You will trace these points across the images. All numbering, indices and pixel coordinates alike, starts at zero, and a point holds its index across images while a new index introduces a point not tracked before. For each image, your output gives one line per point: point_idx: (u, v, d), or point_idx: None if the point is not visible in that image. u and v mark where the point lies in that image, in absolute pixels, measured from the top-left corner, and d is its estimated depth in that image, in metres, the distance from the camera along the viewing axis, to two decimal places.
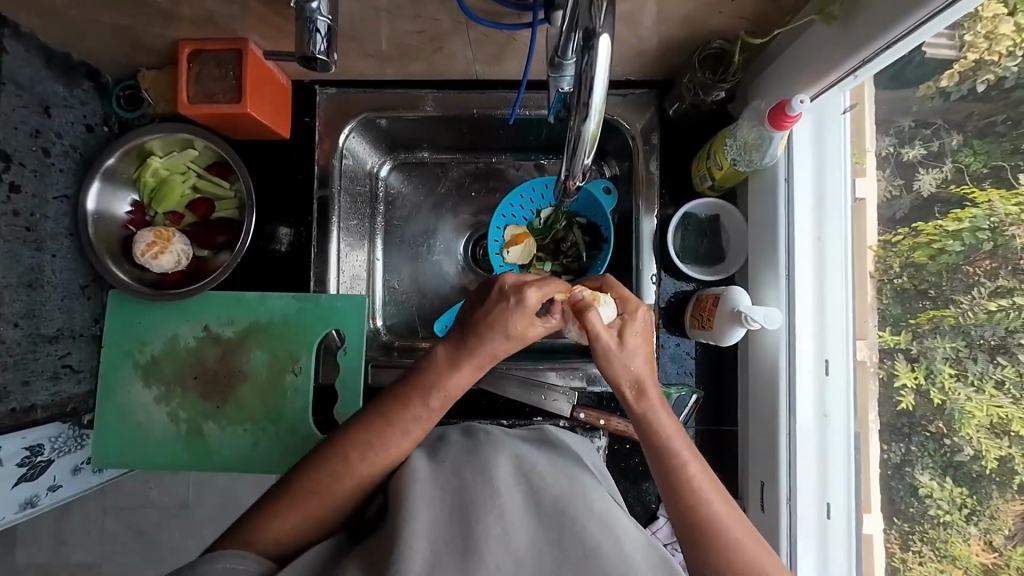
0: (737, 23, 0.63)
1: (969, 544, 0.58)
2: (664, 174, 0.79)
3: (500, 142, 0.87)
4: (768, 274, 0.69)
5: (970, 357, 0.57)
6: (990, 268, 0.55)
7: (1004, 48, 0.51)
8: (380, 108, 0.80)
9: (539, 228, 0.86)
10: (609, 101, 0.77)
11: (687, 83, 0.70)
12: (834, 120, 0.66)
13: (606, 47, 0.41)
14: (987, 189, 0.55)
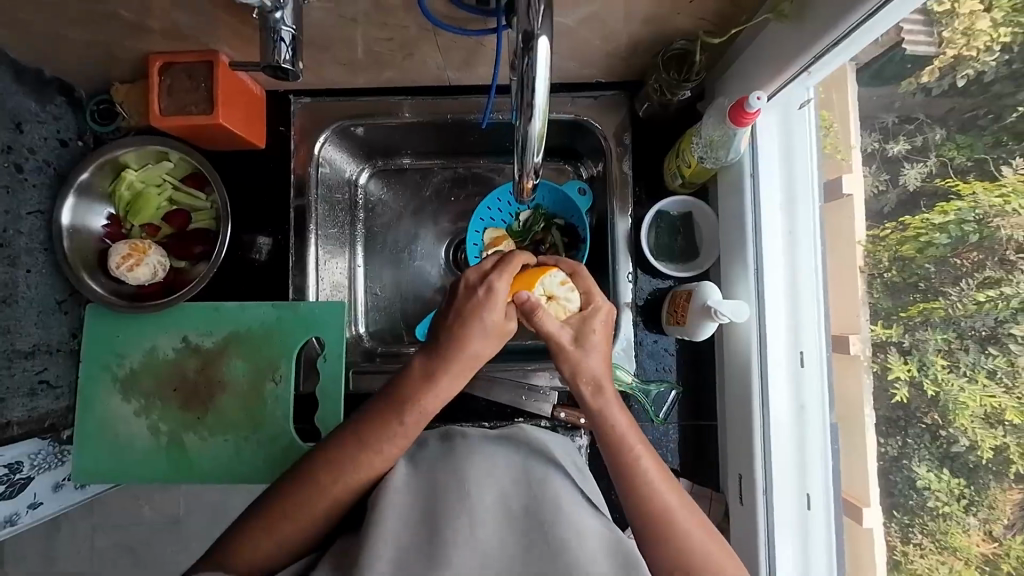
0: (697, 24, 0.64)
1: (969, 535, 0.55)
2: (638, 174, 0.80)
3: (476, 147, 0.88)
4: (738, 268, 0.71)
5: (962, 349, 0.55)
6: (977, 260, 0.53)
7: (982, 43, 0.50)
8: (355, 117, 0.80)
9: (517, 231, 0.86)
10: (581, 103, 0.78)
11: (655, 83, 0.72)
12: (803, 118, 0.66)
13: (545, 49, 0.42)
14: (970, 181, 0.54)
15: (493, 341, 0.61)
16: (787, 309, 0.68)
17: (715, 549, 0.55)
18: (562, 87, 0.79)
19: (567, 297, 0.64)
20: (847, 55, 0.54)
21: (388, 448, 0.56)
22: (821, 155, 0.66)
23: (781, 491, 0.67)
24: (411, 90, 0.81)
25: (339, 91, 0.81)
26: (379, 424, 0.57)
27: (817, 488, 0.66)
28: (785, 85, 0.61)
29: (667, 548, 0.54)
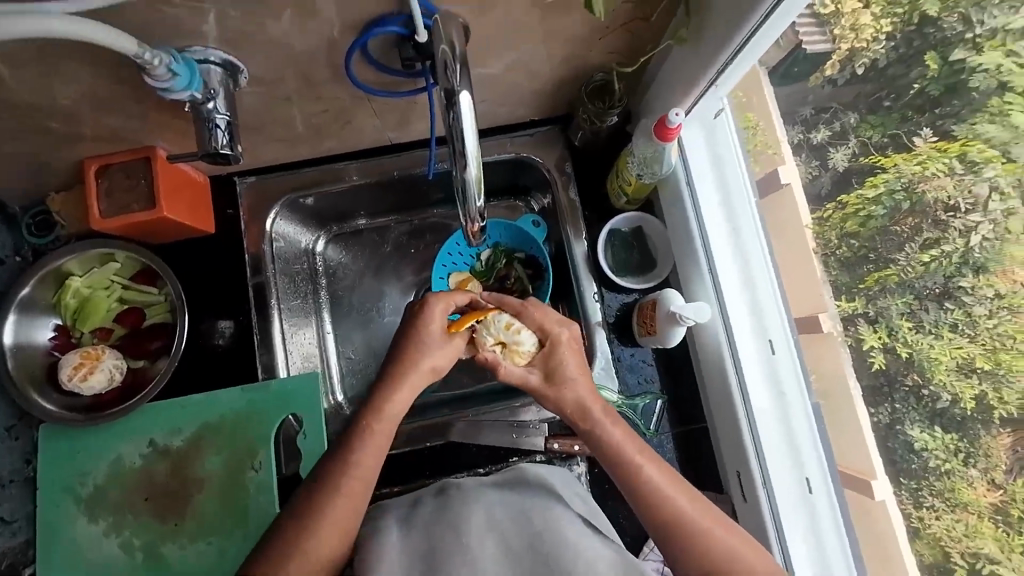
0: (608, 57, 0.69)
1: (974, 488, 0.54)
2: (585, 199, 0.84)
3: (425, 198, 0.90)
4: (692, 269, 0.74)
5: (922, 308, 0.58)
6: (914, 224, 0.57)
7: (868, 35, 0.58)
8: (304, 188, 0.82)
9: (481, 270, 0.89)
10: (519, 142, 0.83)
11: (582, 112, 0.76)
12: (739, 120, 0.73)
13: (468, 102, 0.46)
14: (891, 155, 0.59)
15: (445, 355, 0.63)
16: (748, 302, 0.72)
17: (735, 541, 0.54)
18: (499, 130, 0.83)
19: (515, 336, 0.65)
20: (748, 63, 0.60)
21: (347, 482, 0.54)
22: (756, 151, 0.72)
23: (781, 481, 0.68)
24: (358, 154, 0.83)
25: (285, 165, 0.82)
26: (335, 461, 0.55)
27: (814, 470, 0.68)
28: (699, 96, 0.66)
29: (688, 544, 0.54)
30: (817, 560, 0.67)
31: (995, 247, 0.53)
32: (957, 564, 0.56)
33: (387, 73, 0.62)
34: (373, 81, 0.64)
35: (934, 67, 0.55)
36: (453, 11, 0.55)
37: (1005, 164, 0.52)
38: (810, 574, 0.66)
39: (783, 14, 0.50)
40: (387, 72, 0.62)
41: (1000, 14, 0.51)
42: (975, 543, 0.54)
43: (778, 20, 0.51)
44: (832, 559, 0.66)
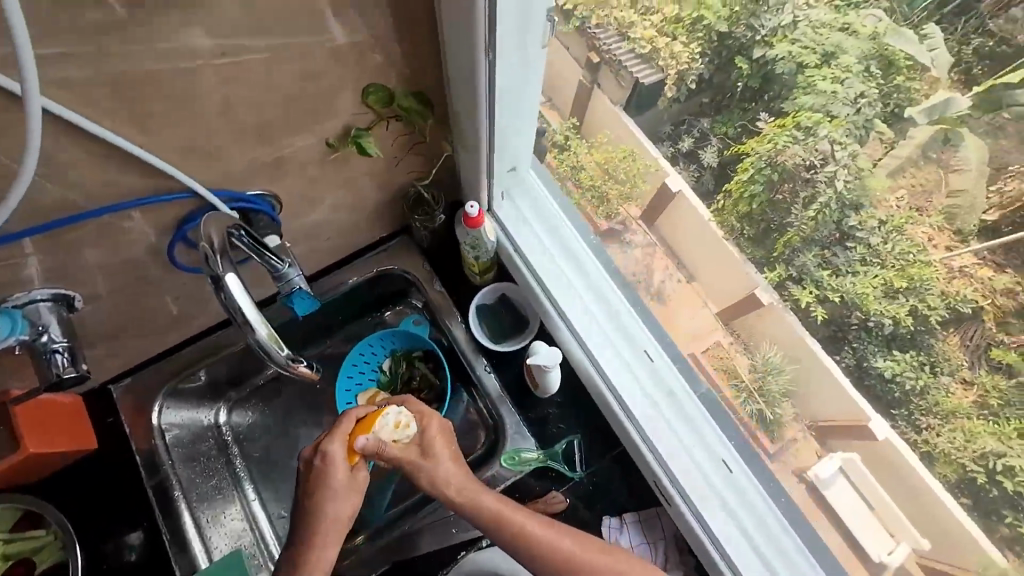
0: (410, 176, 0.78)
1: (949, 392, 0.57)
2: (450, 287, 0.93)
3: (321, 327, 0.95)
4: (547, 320, 0.85)
5: (832, 254, 0.62)
6: (790, 190, 0.62)
7: (686, 57, 0.63)
8: (188, 364, 0.83)
9: (388, 377, 0.95)
10: (379, 258, 0.93)
11: (417, 218, 0.84)
12: (614, 151, 0.77)
13: (234, 280, 0.56)
14: (746, 142, 0.63)
15: (352, 499, 0.65)
16: (615, 325, 0.82)
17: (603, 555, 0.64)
18: (358, 255, 0.93)
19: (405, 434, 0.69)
20: (528, 143, 0.74)
21: None
22: (643, 172, 0.75)
23: (699, 472, 0.76)
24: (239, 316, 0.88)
25: (163, 352, 0.84)
26: None
27: (724, 449, 0.77)
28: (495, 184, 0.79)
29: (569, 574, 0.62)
30: (760, 527, 0.74)
31: (857, 186, 0.58)
32: (974, 473, 0.58)
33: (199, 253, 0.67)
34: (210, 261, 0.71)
35: (745, 68, 0.60)
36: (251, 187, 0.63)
37: (831, 122, 0.57)
38: (744, 547, 0.73)
39: (524, 109, 0.65)
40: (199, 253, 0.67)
41: (772, 16, 0.56)
42: (977, 444, 0.57)
43: (517, 118, 0.66)
44: (768, 521, 0.75)
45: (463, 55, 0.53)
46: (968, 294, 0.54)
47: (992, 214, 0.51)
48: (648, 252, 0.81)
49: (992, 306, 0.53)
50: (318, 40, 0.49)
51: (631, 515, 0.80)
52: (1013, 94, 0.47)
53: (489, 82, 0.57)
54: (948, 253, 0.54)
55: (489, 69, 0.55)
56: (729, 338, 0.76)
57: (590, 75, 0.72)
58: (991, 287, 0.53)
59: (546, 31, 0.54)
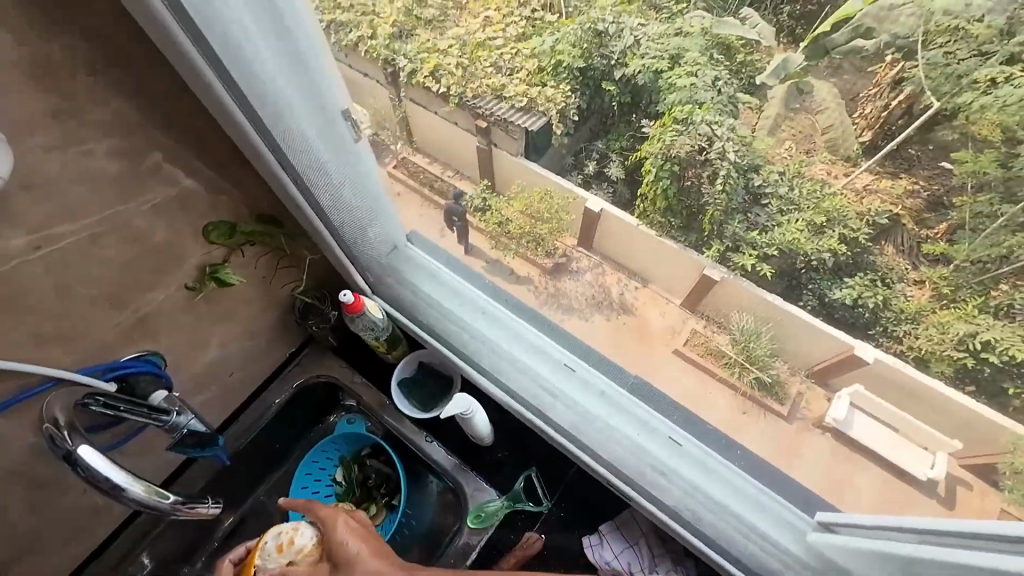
0: (284, 290, 0.87)
1: (906, 296, 0.54)
2: (372, 377, 0.98)
3: (262, 462, 0.95)
4: (459, 370, 0.92)
5: (753, 214, 0.60)
6: (698, 172, 0.61)
7: (559, 96, 0.66)
8: (131, 550, 0.84)
9: (345, 487, 0.94)
10: (296, 372, 0.95)
11: (312, 321, 0.90)
12: (529, 196, 0.77)
13: (89, 451, 0.56)
14: (638, 149, 0.65)
15: None
16: (530, 352, 0.87)
17: None
18: (273, 377, 0.96)
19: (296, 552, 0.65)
20: (393, 217, 0.84)
21: None
22: (561, 205, 0.76)
23: (645, 454, 0.80)
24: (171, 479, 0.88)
25: (99, 548, 0.84)
26: None
27: (668, 427, 0.80)
28: (364, 268, 0.89)
29: None
30: (727, 488, 0.76)
31: (746, 152, 0.58)
32: (961, 358, 0.52)
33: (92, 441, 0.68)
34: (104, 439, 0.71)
35: (615, 89, 0.63)
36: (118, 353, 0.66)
37: (701, 108, 0.58)
38: (702, 511, 0.77)
39: (369, 198, 0.75)
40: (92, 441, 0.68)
41: (617, 42, 0.60)
42: (951, 333, 0.52)
43: (368, 202, 0.76)
44: (734, 482, 0.76)
45: (276, 180, 0.64)
46: (878, 206, 0.53)
47: (866, 135, 0.51)
48: (598, 274, 0.79)
49: (903, 210, 0.52)
50: (133, 205, 0.57)
51: (607, 526, 0.84)
52: (831, 39, 0.48)
53: (307, 191, 0.68)
54: (846, 179, 0.54)
55: (310, 176, 0.66)
56: (704, 322, 0.73)
57: (483, 138, 0.74)
58: (895, 194, 0.52)
59: (350, 129, 0.65)
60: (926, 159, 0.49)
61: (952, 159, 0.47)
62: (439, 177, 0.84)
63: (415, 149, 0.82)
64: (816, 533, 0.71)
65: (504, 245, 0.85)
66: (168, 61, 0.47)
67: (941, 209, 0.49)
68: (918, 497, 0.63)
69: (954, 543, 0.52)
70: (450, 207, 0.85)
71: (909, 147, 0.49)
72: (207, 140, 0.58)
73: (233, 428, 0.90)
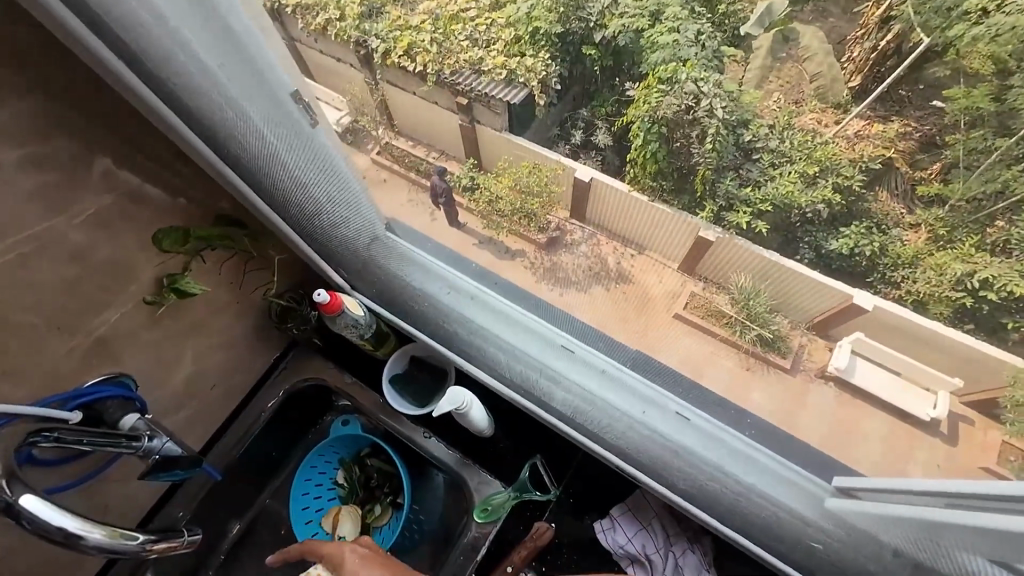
0: (256, 294, 0.84)
1: (993, 273, 0.49)
2: (365, 372, 0.94)
3: (258, 474, 0.92)
4: (448, 359, 0.88)
5: (754, 179, 0.60)
6: (677, 131, 0.60)
7: (517, 59, 0.66)
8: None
9: (348, 490, 0.90)
10: (281, 379, 0.91)
11: (291, 324, 0.86)
12: (516, 169, 0.73)
13: (35, 500, 0.49)
14: (624, 112, 0.65)
15: None
16: (531, 338, 0.83)
17: None
18: (258, 386, 0.92)
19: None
20: (371, 206, 0.77)
21: None
22: (550, 177, 0.72)
23: (655, 435, 0.77)
24: (159, 505, 0.84)
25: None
26: None
27: (676, 402, 0.75)
28: (338, 264, 0.86)
29: None
30: (739, 460, 0.73)
31: (736, 107, 0.59)
32: (958, 298, 0.52)
33: (50, 483, 0.65)
34: (72, 472, 0.68)
35: (593, 53, 0.64)
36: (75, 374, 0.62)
37: (685, 65, 0.59)
38: (722, 492, 0.74)
39: (344, 192, 0.69)
40: (50, 482, 0.65)
41: (593, 2, 0.62)
42: (948, 273, 0.52)
43: (335, 187, 0.67)
44: (746, 452, 0.73)
45: (219, 172, 0.60)
46: (872, 151, 0.55)
47: (852, 80, 0.55)
48: (593, 244, 0.74)
49: (895, 153, 0.53)
50: (64, 220, 0.53)
51: (619, 508, 0.81)
52: None
53: (253, 183, 0.63)
54: (838, 126, 0.57)
55: (256, 169, 0.62)
56: (703, 285, 0.68)
57: (465, 114, 0.71)
58: (886, 138, 0.54)
59: (303, 113, 0.57)
60: (918, 98, 0.52)
61: (939, 96, 0.50)
62: (422, 160, 0.78)
63: (395, 132, 0.78)
64: (835, 499, 0.67)
65: (496, 224, 0.78)
66: (76, 54, 0.44)
67: (931, 147, 0.52)
68: (920, 438, 0.59)
69: (981, 506, 0.49)
70: (434, 185, 0.77)
71: (900, 89, 0.52)
72: (141, 142, 0.55)
73: (221, 444, 0.87)
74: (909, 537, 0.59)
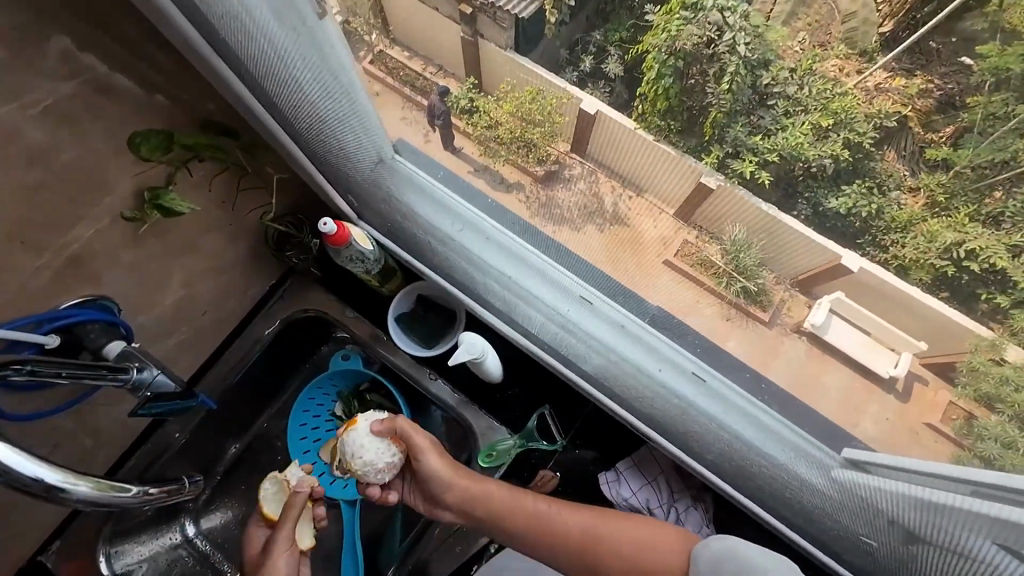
0: (254, 216, 0.76)
1: (903, 206, 0.61)
2: (369, 309, 0.89)
3: (254, 400, 0.90)
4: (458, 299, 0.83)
5: (758, 116, 0.65)
6: (700, 69, 0.63)
7: None
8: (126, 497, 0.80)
9: (344, 422, 0.88)
10: (280, 309, 0.86)
11: (291, 253, 0.80)
12: (521, 95, 0.71)
13: (2, 449, 0.44)
14: (641, 40, 0.65)
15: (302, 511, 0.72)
16: (544, 281, 0.78)
17: (660, 535, 0.62)
18: (253, 313, 0.86)
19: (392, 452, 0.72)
20: (369, 114, 0.66)
21: None
22: (557, 107, 0.70)
23: (667, 393, 0.73)
24: (154, 426, 0.82)
25: None
26: None
27: (693, 362, 0.73)
28: (343, 188, 0.76)
29: (619, 555, 0.62)
30: (750, 424, 0.70)
31: (758, 45, 0.62)
32: (943, 267, 0.59)
33: (37, 413, 0.61)
34: (50, 400, 0.63)
35: None
36: (48, 290, 0.56)
37: None
38: (731, 454, 0.72)
39: (330, 82, 0.57)
40: (36, 413, 0.61)
41: None
42: (939, 241, 0.59)
43: (338, 91, 0.59)
44: (759, 419, 0.70)
45: (209, 70, 0.49)
46: (890, 107, 0.61)
47: (888, 23, 0.60)
48: (591, 181, 0.74)
49: (913, 111, 0.60)
50: (14, 111, 0.43)
51: (624, 463, 0.83)
52: None
53: (249, 79, 0.51)
54: (857, 77, 0.61)
55: (254, 63, 0.49)
56: (697, 233, 0.71)
57: (468, 26, 0.69)
58: (908, 95, 0.60)
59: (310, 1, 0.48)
60: (946, 53, 0.58)
61: (975, 54, 0.57)
62: (420, 76, 0.74)
63: (392, 41, 0.72)
64: (842, 469, 0.66)
65: (494, 151, 0.75)
66: None
67: (950, 110, 0.59)
68: (880, 397, 0.65)
69: (1019, 503, 0.48)
70: (434, 103, 0.73)
71: (931, 39, 0.58)
72: (110, 19, 0.44)
73: (214, 371, 0.84)
74: (902, 511, 0.59)
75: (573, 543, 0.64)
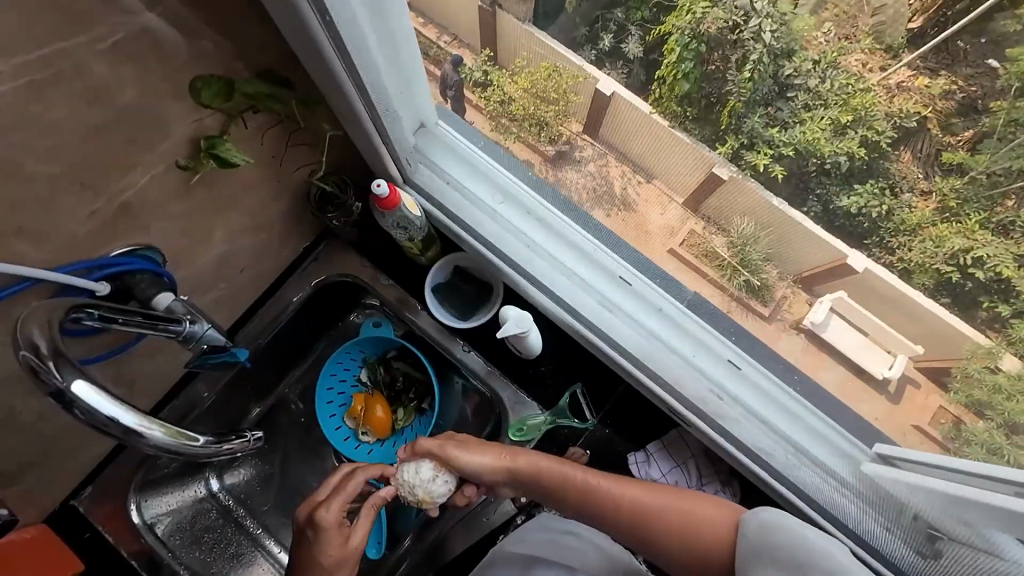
0: (299, 174, 0.74)
1: (910, 208, 0.55)
2: (404, 279, 0.88)
3: (282, 359, 0.90)
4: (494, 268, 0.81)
5: (775, 108, 0.58)
6: (720, 56, 0.57)
7: None
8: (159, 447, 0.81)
9: (370, 389, 0.89)
10: (313, 271, 0.85)
11: (333, 215, 0.80)
12: (535, 72, 0.67)
13: (86, 386, 0.45)
14: (664, 20, 0.58)
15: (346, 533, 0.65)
16: (582, 259, 0.78)
17: (704, 510, 0.64)
18: (288, 273, 0.86)
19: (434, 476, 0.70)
20: (420, 76, 0.66)
21: None
22: (570, 86, 0.67)
23: (702, 376, 0.75)
24: (184, 382, 0.82)
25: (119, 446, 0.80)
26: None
27: (730, 350, 0.75)
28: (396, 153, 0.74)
29: (663, 525, 0.64)
30: (782, 414, 0.74)
31: (784, 34, 0.54)
32: (948, 273, 0.54)
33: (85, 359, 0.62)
34: (91, 351, 0.62)
35: None
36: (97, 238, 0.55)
37: None
38: (763, 438, 0.73)
39: (389, 38, 0.55)
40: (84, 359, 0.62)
41: None
42: (946, 246, 0.54)
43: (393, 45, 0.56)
44: (785, 405, 0.74)
45: (302, 35, 0.47)
46: (909, 107, 0.53)
47: (916, 21, 0.50)
48: (601, 165, 0.71)
49: (934, 112, 0.52)
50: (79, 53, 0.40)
51: (653, 446, 0.84)
52: None
53: (343, 50, 0.49)
54: (881, 74, 0.53)
55: (343, 26, 0.47)
56: (703, 224, 0.69)
57: None
58: (930, 95, 0.52)
59: None
60: (974, 52, 0.49)
61: (1004, 55, 0.48)
62: (433, 44, 0.66)
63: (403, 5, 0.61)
64: (873, 464, 0.69)
65: (504, 128, 0.75)
66: None
67: (971, 113, 0.50)
68: (871, 394, 0.66)
69: None
70: (447, 75, 0.70)
71: (958, 39, 0.49)
72: None
73: (247, 329, 0.83)
74: (935, 507, 0.61)
75: (619, 511, 0.66)
